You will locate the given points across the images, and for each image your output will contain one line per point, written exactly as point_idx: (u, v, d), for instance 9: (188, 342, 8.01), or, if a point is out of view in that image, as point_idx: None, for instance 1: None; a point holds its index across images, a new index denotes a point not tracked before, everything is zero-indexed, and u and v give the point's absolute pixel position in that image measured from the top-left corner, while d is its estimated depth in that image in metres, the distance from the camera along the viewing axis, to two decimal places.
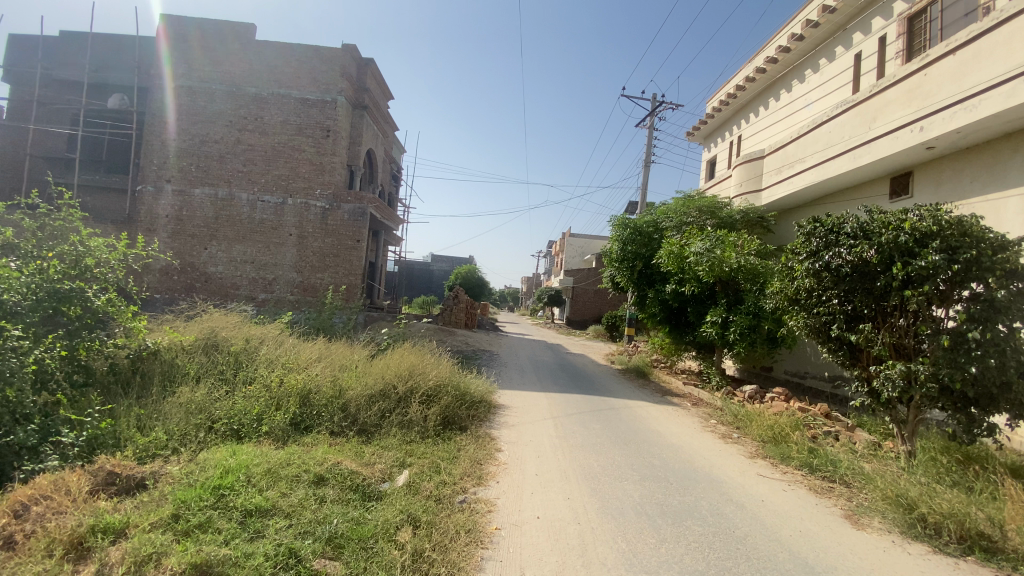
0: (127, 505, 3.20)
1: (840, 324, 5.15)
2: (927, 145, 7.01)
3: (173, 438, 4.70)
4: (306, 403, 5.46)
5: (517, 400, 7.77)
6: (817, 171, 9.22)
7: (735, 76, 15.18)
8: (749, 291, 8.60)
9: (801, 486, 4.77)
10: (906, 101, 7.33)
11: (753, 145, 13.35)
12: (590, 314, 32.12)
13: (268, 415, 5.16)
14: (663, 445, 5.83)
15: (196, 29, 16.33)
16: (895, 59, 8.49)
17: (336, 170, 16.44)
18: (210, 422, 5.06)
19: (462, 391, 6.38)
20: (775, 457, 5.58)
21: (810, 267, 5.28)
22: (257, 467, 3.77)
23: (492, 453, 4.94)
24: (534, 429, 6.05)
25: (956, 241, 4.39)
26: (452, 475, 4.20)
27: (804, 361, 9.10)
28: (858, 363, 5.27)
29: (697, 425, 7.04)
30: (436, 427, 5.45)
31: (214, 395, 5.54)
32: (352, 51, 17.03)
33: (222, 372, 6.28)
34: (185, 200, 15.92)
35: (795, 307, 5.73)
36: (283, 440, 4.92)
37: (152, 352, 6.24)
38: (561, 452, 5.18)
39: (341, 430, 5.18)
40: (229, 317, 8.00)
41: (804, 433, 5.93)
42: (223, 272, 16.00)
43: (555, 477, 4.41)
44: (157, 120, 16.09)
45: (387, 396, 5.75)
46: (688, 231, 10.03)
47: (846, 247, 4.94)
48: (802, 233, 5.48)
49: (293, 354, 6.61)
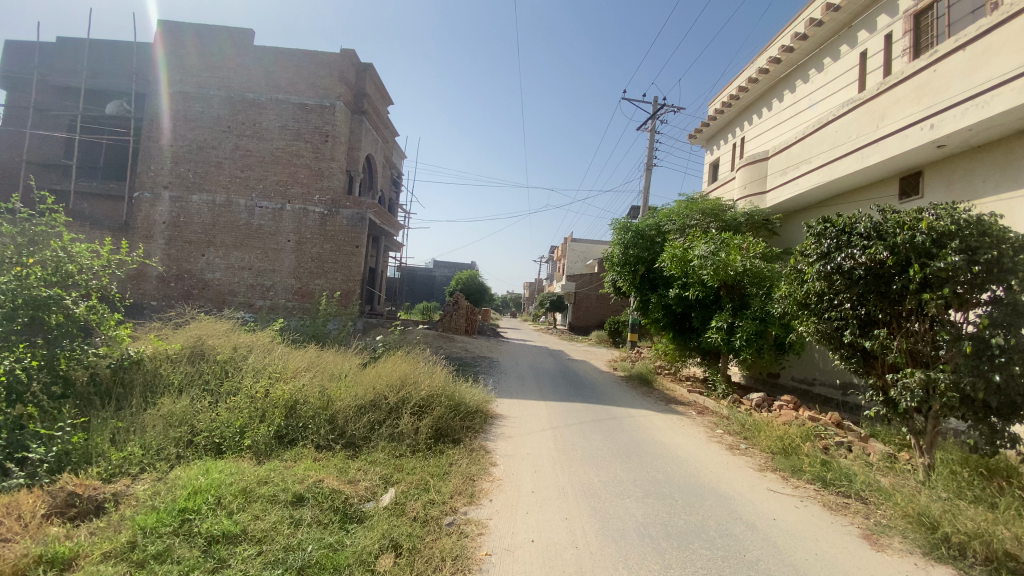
0: (81, 532, 3.00)
1: (853, 329, 4.84)
2: (938, 144, 6.73)
3: (147, 453, 4.47)
4: (292, 414, 5.21)
5: (515, 410, 7.47)
6: (824, 171, 8.94)
7: (737, 77, 14.95)
8: (755, 295, 8.33)
9: (815, 503, 4.48)
10: (915, 98, 7.05)
11: (757, 146, 13.10)
12: (592, 320, 31.90)
13: (251, 427, 4.92)
14: (667, 458, 5.53)
15: (196, 35, 16.25)
16: (902, 57, 8.24)
17: (335, 175, 16.28)
18: (191, 435, 4.82)
19: (456, 401, 6.10)
20: (786, 470, 5.28)
21: (821, 269, 4.99)
22: (230, 485, 3.52)
23: (485, 468, 4.67)
24: (532, 442, 5.77)
25: (976, 242, 4.11)
26: (441, 494, 3.93)
27: (813, 368, 8.83)
28: (872, 371, 4.98)
29: (703, 435, 6.75)
30: (428, 441, 5.17)
31: (197, 405, 5.30)
32: (350, 56, 16.91)
33: (208, 381, 6.04)
34: (181, 206, 15.78)
35: (805, 312, 5.44)
36: (265, 454, 4.68)
37: (135, 362, 5.95)
38: (560, 466, 4.91)
39: (327, 443, 4.92)
40: (219, 325, 7.77)
41: (815, 444, 5.65)
42: (220, 279, 15.83)
43: (552, 495, 4.14)
44: (155, 126, 15.98)
45: (377, 406, 5.48)
46: (691, 234, 9.76)
47: (860, 248, 4.66)
48: (812, 234, 5.20)
49: (282, 363, 6.37)
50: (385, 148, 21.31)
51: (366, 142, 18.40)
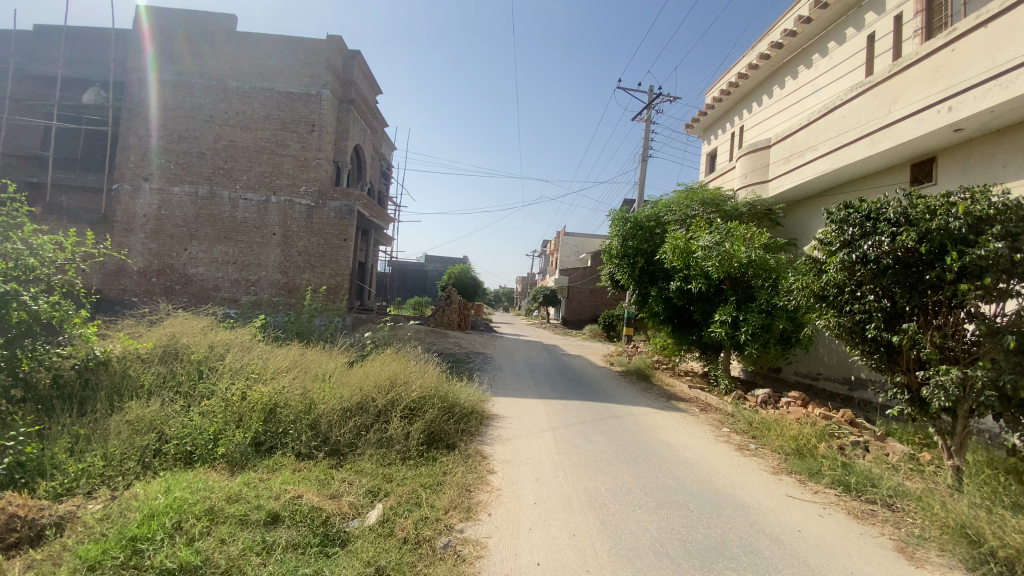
0: (16, 568, 2.55)
1: (878, 323, 4.49)
2: (956, 127, 6.42)
3: (110, 464, 4.02)
4: (271, 419, 4.78)
5: (513, 410, 7.07)
6: (830, 158, 8.61)
7: (736, 64, 14.58)
8: (761, 288, 8.02)
9: (839, 511, 4.15)
10: (932, 79, 6.74)
11: (757, 135, 12.75)
12: (585, 314, 31.62)
13: (226, 434, 4.50)
14: (676, 461, 5.18)
15: (178, 20, 15.59)
16: (913, 39, 7.97)
17: (322, 166, 15.73)
18: (159, 443, 4.38)
19: (450, 403, 5.68)
20: (803, 474, 4.96)
21: (845, 259, 4.62)
22: (195, 505, 3.08)
23: (483, 477, 4.30)
24: (532, 445, 5.37)
25: (1017, 228, 3.82)
26: (435, 509, 3.54)
27: (818, 362, 8.57)
28: (897, 367, 4.65)
29: (710, 434, 6.42)
30: (419, 447, 4.76)
31: (167, 409, 4.85)
32: (337, 42, 16.36)
33: (180, 383, 5.55)
34: (163, 198, 15.17)
35: (822, 304, 5.07)
36: (240, 465, 4.25)
37: (102, 363, 5.44)
38: (564, 472, 4.55)
39: (309, 452, 4.49)
40: (195, 321, 7.29)
41: (831, 445, 5.35)
42: (204, 274, 15.25)
43: (557, 507, 3.77)
44: (133, 115, 15.28)
45: (364, 410, 5.06)
46: (694, 224, 9.36)
47: (889, 235, 4.32)
48: (832, 221, 4.87)
49: (262, 363, 5.92)
50: (374, 138, 20.74)
51: (354, 132, 17.84)
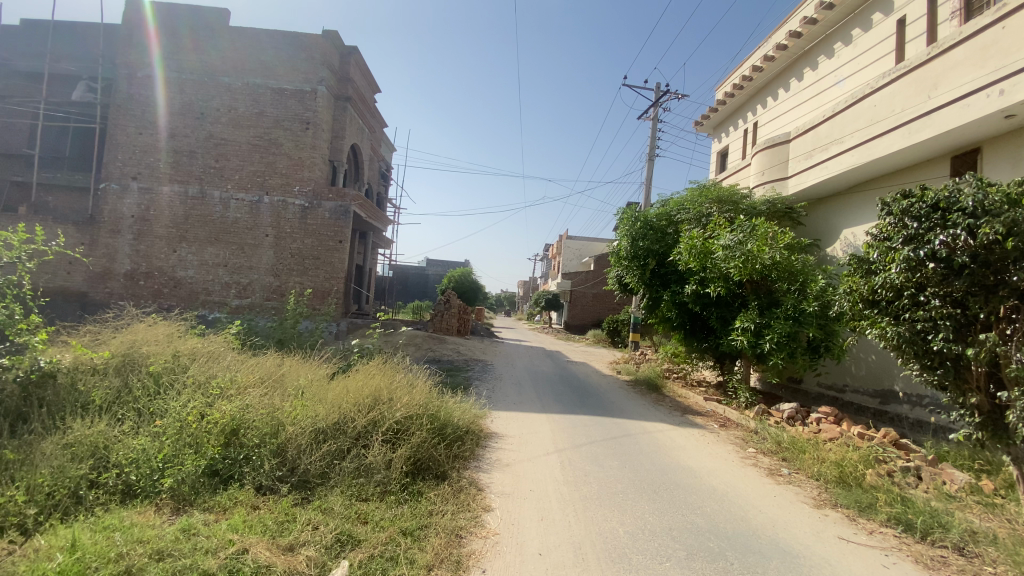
0: None
1: (946, 334, 3.79)
2: (1008, 113, 5.74)
3: (33, 500, 3.34)
4: (232, 443, 4.09)
5: (513, 427, 6.36)
6: (860, 151, 7.89)
7: (749, 58, 13.88)
8: (788, 292, 7.40)
9: (906, 559, 3.43)
10: (980, 60, 6.05)
11: (774, 130, 12.05)
12: (589, 319, 30.99)
13: (176, 463, 3.82)
14: (701, 491, 4.49)
15: (172, 16, 15.02)
16: (949, 21, 7.33)
17: (317, 165, 15.08)
18: (97, 474, 3.68)
19: (440, 423, 4.94)
20: (851, 507, 4.24)
21: (910, 256, 3.89)
22: (103, 568, 2.47)
23: (478, 517, 3.61)
24: (536, 473, 4.66)
25: None
26: (414, 566, 2.85)
27: (845, 373, 7.93)
28: (967, 385, 3.94)
29: (735, 456, 5.71)
30: (402, 479, 4.06)
31: (114, 431, 4.15)
32: (333, 37, 15.74)
33: (134, 399, 4.82)
34: (151, 197, 14.54)
35: (873, 311, 4.36)
36: (187, 502, 3.57)
37: (48, 376, 4.72)
38: (574, 510, 3.85)
39: (272, 484, 3.82)
40: (163, 326, 6.61)
41: (879, 472, 4.67)
42: (194, 277, 14.61)
43: (568, 560, 3.06)
44: (120, 110, 14.66)
45: (340, 432, 4.36)
46: (711, 222, 8.61)
47: (965, 228, 3.62)
48: (890, 213, 4.18)
49: (229, 375, 5.20)
50: (372, 137, 20.14)
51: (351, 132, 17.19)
